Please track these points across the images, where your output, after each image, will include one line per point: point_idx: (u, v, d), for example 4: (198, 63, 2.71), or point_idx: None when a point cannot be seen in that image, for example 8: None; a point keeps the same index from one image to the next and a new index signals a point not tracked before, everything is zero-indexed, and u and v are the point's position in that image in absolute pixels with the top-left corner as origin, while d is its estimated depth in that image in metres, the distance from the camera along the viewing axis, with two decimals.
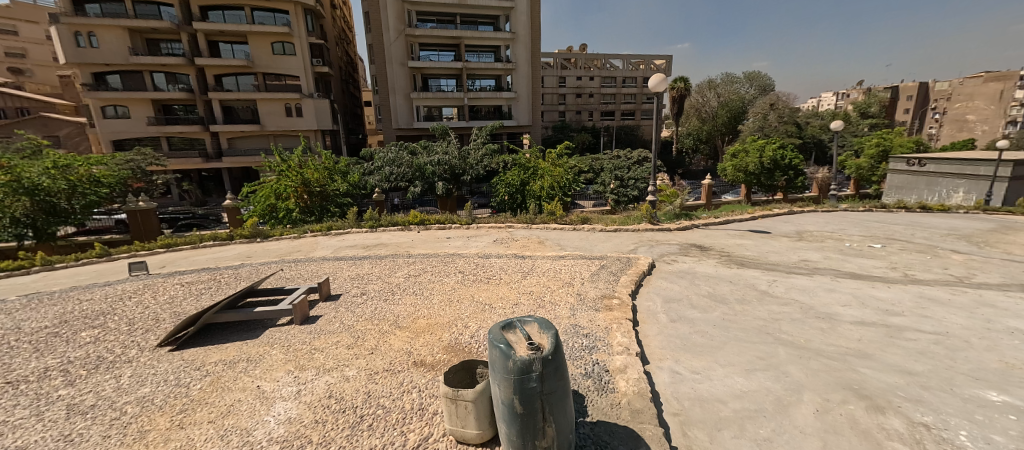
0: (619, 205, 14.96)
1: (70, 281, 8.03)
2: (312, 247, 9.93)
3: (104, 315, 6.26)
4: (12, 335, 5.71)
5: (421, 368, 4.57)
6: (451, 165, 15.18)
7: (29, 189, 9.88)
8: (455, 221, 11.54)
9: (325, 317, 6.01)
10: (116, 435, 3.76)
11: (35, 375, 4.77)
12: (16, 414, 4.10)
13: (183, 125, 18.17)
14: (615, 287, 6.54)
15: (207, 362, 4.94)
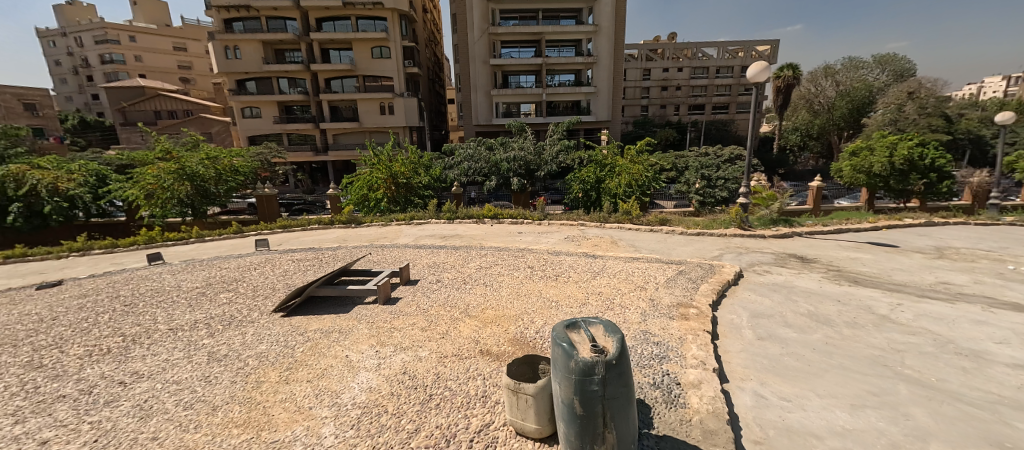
0: (704, 208, 13.58)
1: (211, 252, 9.45)
2: (396, 234, 10.60)
3: (239, 281, 7.24)
4: (175, 290, 6.88)
5: (487, 357, 4.59)
6: (527, 161, 15.24)
7: (190, 176, 11.88)
8: (528, 217, 11.55)
9: (404, 300, 6.33)
10: (243, 381, 4.33)
11: (188, 325, 5.66)
12: (175, 355, 4.90)
13: (299, 123, 20.51)
14: (693, 295, 6.02)
15: (312, 327, 5.50)
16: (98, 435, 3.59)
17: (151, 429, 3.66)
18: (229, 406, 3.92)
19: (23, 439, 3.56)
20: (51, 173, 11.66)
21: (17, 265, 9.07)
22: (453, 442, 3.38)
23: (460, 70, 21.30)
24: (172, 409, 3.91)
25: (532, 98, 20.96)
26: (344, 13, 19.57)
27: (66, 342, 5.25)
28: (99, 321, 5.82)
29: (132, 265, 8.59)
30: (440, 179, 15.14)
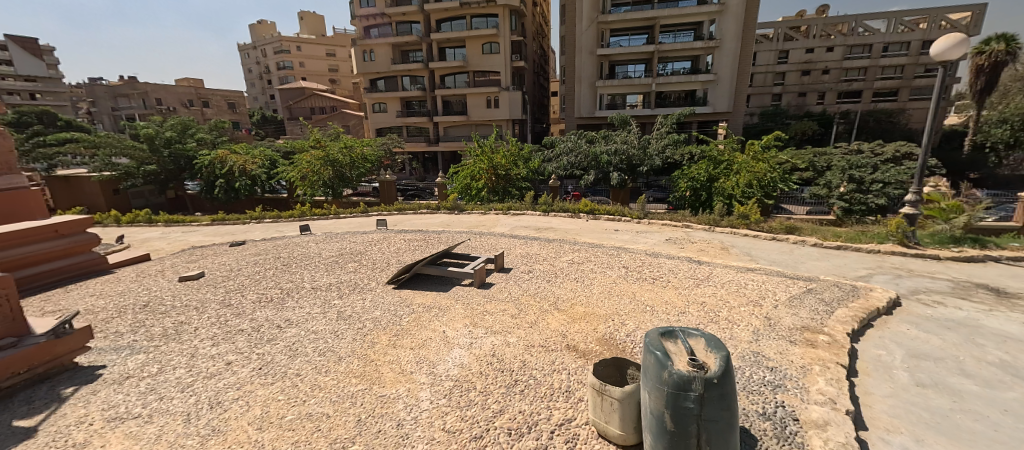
0: (849, 216, 11.48)
1: (345, 228, 10.72)
2: (493, 223, 10.88)
3: (363, 254, 8.08)
4: (317, 257, 7.96)
5: (573, 353, 4.40)
6: (629, 155, 14.36)
7: (331, 161, 13.75)
8: (626, 214, 10.93)
9: (497, 286, 6.45)
10: (360, 339, 4.80)
11: (325, 286, 6.50)
12: (317, 308, 5.67)
13: (417, 117, 22.33)
14: (825, 319, 5.03)
15: (419, 301, 5.89)
16: (259, 365, 4.29)
17: (290, 367, 4.24)
18: (350, 359, 4.38)
19: (210, 360, 4.39)
20: (239, 156, 14.43)
21: (210, 226, 11.32)
22: (535, 429, 3.31)
23: (567, 62, 21.01)
24: (305, 353, 4.50)
25: (640, 88, 19.69)
26: (460, 13, 20.58)
27: (244, 288, 6.42)
28: (263, 274, 7.00)
29: (285, 233, 10.19)
30: (538, 172, 15.15)
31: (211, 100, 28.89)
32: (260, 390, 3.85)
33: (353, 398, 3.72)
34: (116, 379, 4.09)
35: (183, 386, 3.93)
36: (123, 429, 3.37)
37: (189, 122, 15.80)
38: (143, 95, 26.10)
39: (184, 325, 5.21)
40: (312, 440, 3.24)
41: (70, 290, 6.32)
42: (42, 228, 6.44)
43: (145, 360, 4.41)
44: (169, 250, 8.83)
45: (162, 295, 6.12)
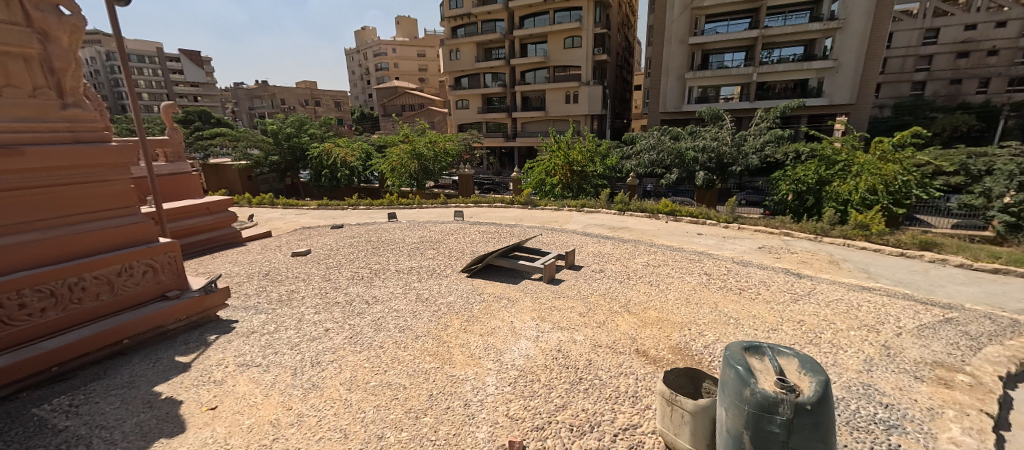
0: (1015, 233, 9.27)
1: (427, 217, 11.26)
2: (566, 220, 10.68)
3: (441, 243, 8.41)
4: (400, 242, 8.46)
5: (642, 358, 4.12)
6: (720, 154, 13.22)
7: (417, 154, 14.57)
8: (712, 218, 10.03)
9: (567, 283, 6.30)
10: (434, 321, 4.98)
11: (407, 269, 6.90)
12: (399, 288, 6.05)
13: (496, 112, 22.78)
14: (967, 356, 4.12)
15: (491, 291, 5.96)
16: (349, 334, 4.66)
17: (375, 339, 4.54)
18: (425, 338, 4.56)
19: (311, 325, 4.85)
20: (341, 148, 15.98)
21: (314, 209, 12.62)
22: (597, 430, 3.16)
23: (653, 53, 19.87)
24: (385, 329, 4.78)
25: (738, 79, 17.91)
26: (543, 7, 20.44)
27: (340, 265, 7.06)
28: (353, 255, 7.64)
29: (374, 220, 11.02)
30: (615, 169, 14.57)
31: (321, 99, 32.37)
32: (350, 356, 4.17)
33: (426, 373, 3.87)
34: (242, 332, 4.69)
35: (294, 346, 4.37)
36: (244, 377, 3.80)
37: (305, 119, 17.69)
38: (270, 96, 30.15)
39: (294, 293, 5.83)
40: (389, 406, 3.42)
41: (214, 257, 7.42)
42: (196, 206, 7.85)
43: (266, 320, 4.99)
44: (287, 229, 9.95)
45: (281, 267, 6.92)
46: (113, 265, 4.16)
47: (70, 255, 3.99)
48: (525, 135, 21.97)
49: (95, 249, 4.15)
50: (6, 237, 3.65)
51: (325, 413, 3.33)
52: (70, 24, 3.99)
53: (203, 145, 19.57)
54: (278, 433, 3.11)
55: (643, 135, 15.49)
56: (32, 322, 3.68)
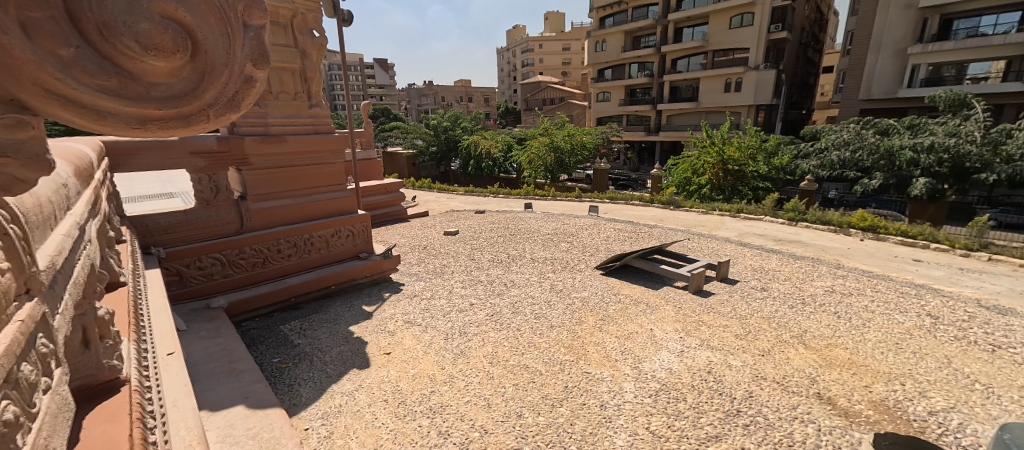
0: None
1: (564, 210, 10.99)
2: (717, 225, 9.29)
3: (575, 236, 8.05)
4: (535, 230, 8.42)
5: (830, 409, 3.31)
6: (957, 152, 9.50)
7: (554, 147, 14.72)
8: (943, 241, 7.51)
9: (718, 297, 5.47)
10: (567, 314, 4.78)
11: (545, 255, 6.86)
12: (533, 273, 6.01)
13: (639, 105, 20.98)
14: None
15: (631, 294, 5.44)
16: (491, 312, 4.77)
17: (513, 321, 4.56)
18: (560, 329, 4.42)
19: (458, 298, 5.10)
20: (488, 140, 16.90)
21: (460, 194, 13.01)
22: None
23: (857, 25, 15.37)
24: (521, 313, 4.77)
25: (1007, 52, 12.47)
26: None
27: (482, 244, 7.36)
28: (496, 236, 7.85)
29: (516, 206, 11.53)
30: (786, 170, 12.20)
31: (474, 96, 34.53)
32: (492, 333, 4.29)
33: (561, 364, 3.78)
34: (407, 294, 5.15)
35: (445, 315, 4.64)
36: (408, 334, 4.19)
37: (458, 114, 19.15)
38: (436, 94, 33.58)
39: (446, 266, 6.19)
40: (527, 387, 3.45)
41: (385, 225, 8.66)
42: (378, 187, 8.88)
43: (425, 286, 5.40)
44: (440, 210, 10.43)
45: (431, 240, 7.63)
46: (331, 228, 4.93)
47: (308, 218, 4.81)
48: (670, 129, 20.05)
49: (322, 216, 4.95)
50: (274, 201, 4.58)
51: (472, 379, 3.51)
52: (319, 44, 5.01)
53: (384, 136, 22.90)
54: (435, 388, 3.37)
55: (834, 129, 12.54)
56: (284, 264, 4.62)
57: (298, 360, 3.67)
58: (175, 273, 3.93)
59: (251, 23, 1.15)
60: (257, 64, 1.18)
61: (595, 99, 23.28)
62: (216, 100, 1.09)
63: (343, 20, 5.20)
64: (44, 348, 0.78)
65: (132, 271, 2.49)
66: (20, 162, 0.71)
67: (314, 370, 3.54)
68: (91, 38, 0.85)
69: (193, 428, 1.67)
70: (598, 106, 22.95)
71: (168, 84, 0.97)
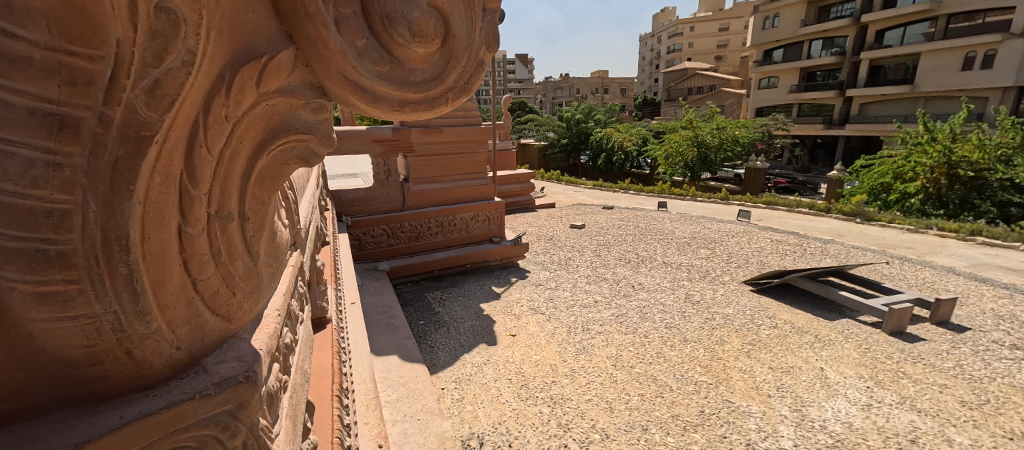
0: None
1: (703, 205, 8.48)
2: (935, 248, 5.61)
3: (749, 234, 5.72)
4: (664, 221, 6.52)
5: None
6: None
7: (699, 142, 11.37)
8: None
9: (984, 337, 3.22)
10: (706, 330, 3.10)
11: (679, 244, 5.29)
12: (653, 263, 4.58)
13: (819, 91, 15.19)
14: None
15: (815, 330, 3.19)
16: (615, 312, 3.35)
17: (640, 326, 3.12)
18: (696, 345, 2.88)
19: (581, 293, 3.72)
20: (622, 132, 14.18)
21: (586, 189, 10.40)
22: None
23: None
24: (649, 318, 3.25)
25: None
26: None
27: (607, 227, 6.12)
28: (618, 221, 6.50)
29: (631, 192, 9.94)
30: None
31: (611, 87, 30.23)
32: (617, 335, 2.97)
33: (698, 384, 2.45)
34: (531, 281, 4.02)
35: (568, 308, 3.40)
36: (532, 320, 3.19)
37: (594, 105, 16.22)
38: (570, 87, 30.81)
39: (570, 259, 4.67)
40: (655, 401, 2.30)
41: None
42: (509, 175, 7.12)
43: (550, 276, 4.13)
44: (566, 203, 8.38)
45: (536, 217, 6.78)
46: (471, 211, 4.33)
47: (454, 201, 4.29)
48: (861, 120, 14.18)
49: (468, 200, 4.38)
50: (434, 184, 4.19)
51: (595, 377, 2.48)
52: None
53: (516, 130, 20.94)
54: (553, 379, 2.45)
55: None
56: (431, 240, 4.17)
57: (440, 325, 3.12)
58: (355, 237, 3.83)
59: (487, 7, 0.67)
60: (490, 52, 0.69)
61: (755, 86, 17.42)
62: (458, 99, 0.66)
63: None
64: (300, 290, 1.01)
65: (333, 234, 3.01)
66: (320, 137, 0.55)
67: (451, 337, 2.95)
68: (372, 29, 0.52)
69: (363, 367, 1.91)
70: (757, 94, 17.15)
71: (425, 74, 0.58)
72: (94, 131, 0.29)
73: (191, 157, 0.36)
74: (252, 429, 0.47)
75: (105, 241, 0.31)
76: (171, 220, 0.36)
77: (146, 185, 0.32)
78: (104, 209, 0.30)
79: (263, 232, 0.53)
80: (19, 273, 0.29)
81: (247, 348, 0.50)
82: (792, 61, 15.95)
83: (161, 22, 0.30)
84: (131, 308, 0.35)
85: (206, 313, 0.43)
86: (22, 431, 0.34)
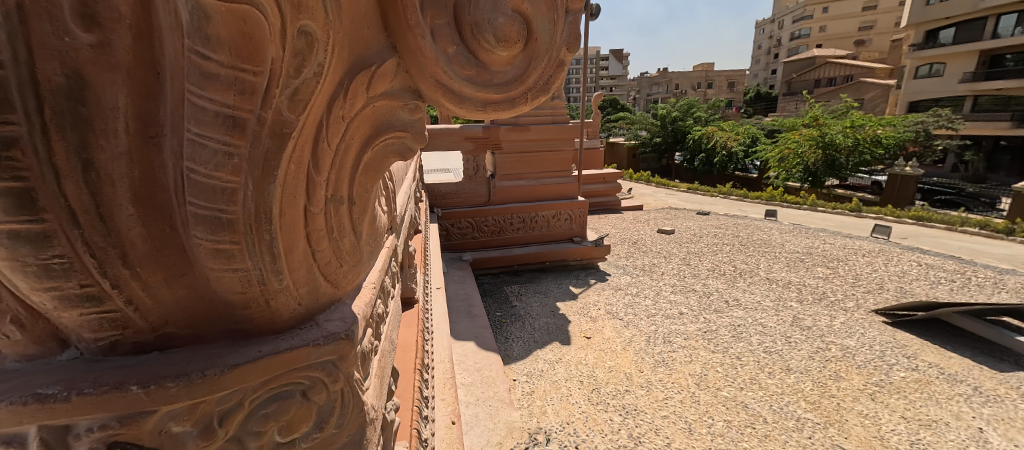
0: None
1: (824, 216, 7.37)
2: None
3: (886, 253, 4.85)
4: (771, 232, 5.84)
5: None
6: None
7: (824, 143, 9.85)
8: None
9: None
10: (817, 361, 2.72)
11: (790, 259, 4.70)
12: (755, 278, 4.15)
13: (1005, 81, 11.14)
14: None
15: (972, 379, 2.61)
16: (703, 327, 3.13)
17: (732, 346, 2.87)
18: (802, 376, 2.55)
19: (666, 303, 3.52)
20: (725, 132, 13.00)
21: (679, 191, 9.79)
22: None
23: None
24: (743, 339, 2.97)
25: None
26: None
27: (702, 235, 5.68)
28: (717, 230, 5.97)
29: (733, 198, 9.12)
30: None
31: (715, 81, 27.69)
32: (704, 353, 2.77)
33: (802, 421, 2.17)
34: (611, 285, 3.92)
35: (649, 316, 3.26)
36: (609, 324, 3.13)
37: (694, 102, 15.13)
38: (667, 83, 28.90)
39: (656, 266, 4.45)
40: (745, 431, 2.10)
41: None
42: (595, 175, 6.95)
43: (631, 282, 4.00)
44: (656, 205, 7.98)
45: (624, 220, 6.54)
46: (554, 209, 4.36)
47: (537, 199, 4.34)
48: None
49: (551, 198, 4.40)
50: (518, 181, 4.28)
51: (674, 394, 2.35)
52: None
53: (607, 127, 20.40)
54: (627, 388, 2.39)
55: None
56: (513, 235, 4.29)
57: (516, 318, 3.22)
58: (444, 228, 4.11)
59: (570, 7, 0.69)
60: (572, 51, 0.71)
61: (910, 75, 13.78)
62: (537, 98, 0.69)
63: (586, 15, 3.17)
64: (394, 270, 1.14)
65: (425, 224, 3.26)
66: (415, 135, 0.62)
67: (525, 331, 3.02)
68: (463, 36, 0.57)
69: (442, 349, 2.06)
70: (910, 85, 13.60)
71: (507, 75, 0.63)
72: (255, 127, 0.37)
73: (315, 150, 0.44)
74: (349, 380, 0.55)
75: (257, 213, 0.40)
76: (301, 200, 0.44)
77: (284, 172, 0.41)
78: (257, 189, 0.39)
79: (364, 216, 0.62)
80: (205, 234, 0.39)
81: (347, 311, 0.59)
82: (965, 42, 11.98)
83: (303, 43, 0.37)
84: (272, 268, 0.44)
85: (321, 281, 0.53)
86: (201, 349, 0.46)
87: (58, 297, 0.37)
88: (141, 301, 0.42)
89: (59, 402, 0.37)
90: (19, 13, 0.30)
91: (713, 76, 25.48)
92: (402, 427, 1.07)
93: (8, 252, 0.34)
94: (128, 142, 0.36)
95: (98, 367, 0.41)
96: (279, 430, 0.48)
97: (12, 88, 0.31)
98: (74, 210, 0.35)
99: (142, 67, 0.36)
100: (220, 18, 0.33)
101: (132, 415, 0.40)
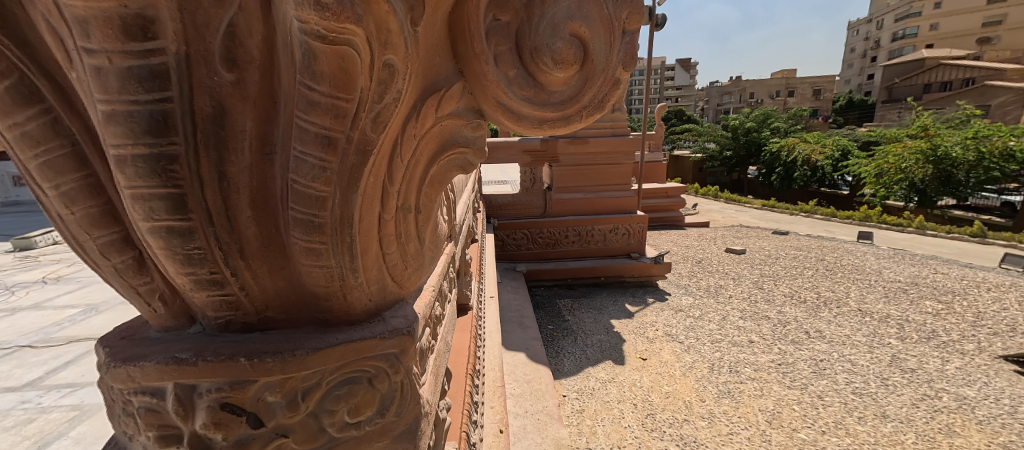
0: None
1: (936, 241, 6.45)
2: None
3: (1019, 289, 4.14)
4: (866, 257, 5.21)
5: None
6: None
7: (937, 158, 8.75)
8: None
9: None
10: (922, 411, 2.38)
11: (889, 289, 4.18)
12: (842, 308, 3.74)
13: None
14: None
15: None
16: (778, 359, 2.88)
17: (812, 383, 2.61)
18: (902, 426, 2.25)
19: (734, 329, 3.29)
20: (808, 144, 11.93)
21: (750, 208, 9.15)
22: None
23: None
24: (825, 376, 2.70)
25: None
26: None
27: (779, 257, 5.23)
28: (798, 252, 5.43)
29: (817, 217, 8.30)
30: None
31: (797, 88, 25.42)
32: (777, 386, 2.56)
33: None
34: (671, 305, 3.74)
35: (713, 342, 3.07)
36: (666, 347, 3.00)
37: (771, 111, 14.11)
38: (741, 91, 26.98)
39: (723, 288, 4.19)
40: None
41: None
42: (657, 189, 6.70)
43: (694, 303, 3.78)
44: (724, 223, 7.48)
45: (687, 237, 6.21)
46: (611, 223, 4.28)
47: (595, 212, 4.30)
48: None
49: (609, 211, 4.34)
50: (576, 194, 4.27)
51: (741, 429, 2.18)
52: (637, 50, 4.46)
53: (671, 138, 19.46)
54: (685, 416, 2.27)
55: None
56: (568, 248, 4.28)
57: (568, 333, 3.19)
58: (500, 238, 4.21)
59: (628, 27, 0.70)
60: (628, 69, 0.73)
61: None
62: (593, 116, 0.72)
63: (653, 23, 3.12)
64: (452, 273, 1.20)
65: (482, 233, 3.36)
66: (475, 151, 0.67)
67: (577, 347, 2.98)
68: (524, 60, 0.61)
69: (495, 357, 2.09)
70: None
71: (564, 94, 0.66)
72: (344, 145, 0.44)
73: (390, 166, 0.50)
74: (409, 371, 0.60)
75: (343, 218, 0.47)
76: (374, 207, 0.50)
77: (363, 185, 0.47)
78: (345, 198, 0.46)
79: (428, 224, 0.68)
80: (301, 234, 0.47)
81: (410, 310, 0.64)
82: None
83: (386, 73, 0.43)
84: (350, 266, 0.51)
85: (388, 281, 0.59)
86: (291, 331, 0.54)
87: (193, 280, 0.47)
88: (249, 287, 0.50)
89: (190, 365, 0.46)
90: (185, 60, 0.39)
91: (795, 82, 23.31)
92: (453, 428, 1.11)
93: (166, 242, 0.44)
94: (250, 158, 0.45)
95: (218, 339, 0.51)
96: (348, 411, 0.54)
97: (177, 118, 0.40)
98: (209, 210, 0.44)
99: (264, 98, 0.45)
100: (324, 57, 0.40)
101: (239, 381, 0.48)
